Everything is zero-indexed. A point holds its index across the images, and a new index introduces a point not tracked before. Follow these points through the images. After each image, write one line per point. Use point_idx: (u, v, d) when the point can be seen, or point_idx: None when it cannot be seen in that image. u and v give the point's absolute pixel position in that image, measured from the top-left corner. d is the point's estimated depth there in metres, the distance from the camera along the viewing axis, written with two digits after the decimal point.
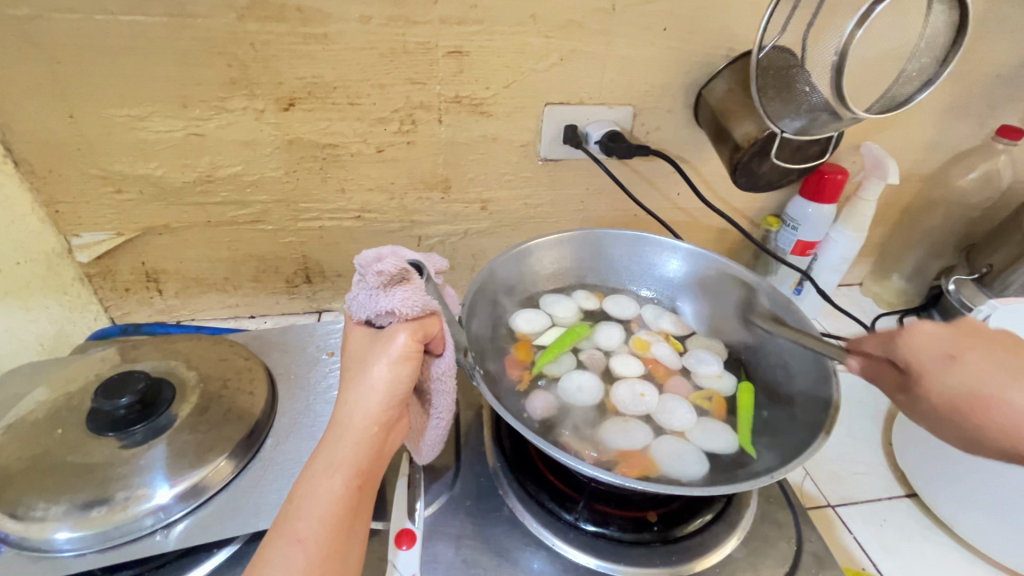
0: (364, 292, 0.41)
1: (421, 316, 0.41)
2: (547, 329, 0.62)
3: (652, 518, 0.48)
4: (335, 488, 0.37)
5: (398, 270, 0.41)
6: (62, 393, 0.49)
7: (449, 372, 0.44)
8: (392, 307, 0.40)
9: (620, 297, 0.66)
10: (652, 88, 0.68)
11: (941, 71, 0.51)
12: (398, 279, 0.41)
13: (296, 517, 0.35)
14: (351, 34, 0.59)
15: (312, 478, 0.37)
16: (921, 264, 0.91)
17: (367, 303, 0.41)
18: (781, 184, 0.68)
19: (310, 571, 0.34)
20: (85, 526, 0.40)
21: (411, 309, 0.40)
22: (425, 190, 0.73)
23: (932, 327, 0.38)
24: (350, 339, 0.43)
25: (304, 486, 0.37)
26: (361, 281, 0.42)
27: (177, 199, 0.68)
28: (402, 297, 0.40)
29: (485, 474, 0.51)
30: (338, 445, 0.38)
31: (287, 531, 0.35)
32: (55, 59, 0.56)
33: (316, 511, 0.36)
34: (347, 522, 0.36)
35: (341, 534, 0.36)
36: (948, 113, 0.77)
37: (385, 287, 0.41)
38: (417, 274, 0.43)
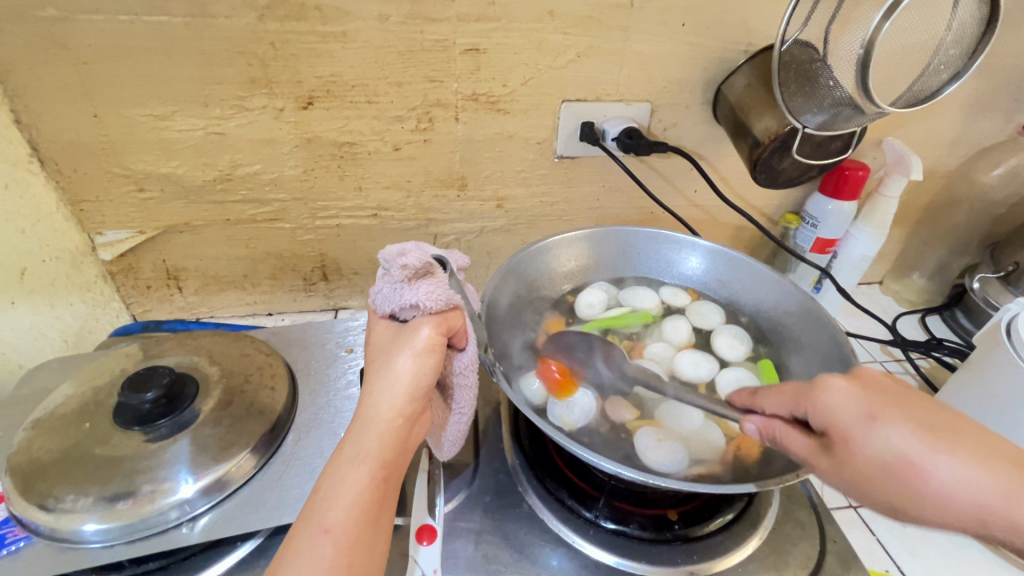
0: (389, 285, 0.42)
1: (445, 310, 0.41)
2: (605, 305, 0.63)
3: (672, 516, 0.47)
4: (361, 479, 0.37)
5: (422, 264, 0.41)
6: (88, 387, 0.49)
7: (470, 367, 0.44)
8: (416, 301, 0.40)
9: (713, 310, 0.63)
10: (670, 84, 0.68)
11: (969, 63, 0.50)
12: (423, 272, 0.41)
13: (323, 508, 0.35)
14: (369, 32, 0.59)
15: (338, 469, 0.37)
16: (943, 262, 0.89)
17: (392, 296, 0.42)
18: (800, 180, 0.68)
19: (338, 562, 0.34)
20: (112, 519, 0.41)
21: (434, 303, 0.40)
22: (441, 187, 0.73)
23: (842, 391, 0.37)
24: (374, 332, 0.43)
25: (330, 478, 0.37)
26: (385, 274, 0.42)
27: (197, 197, 0.69)
28: (426, 291, 0.40)
29: (503, 470, 0.51)
30: (363, 437, 0.38)
31: (314, 521, 0.35)
32: (80, 59, 0.57)
33: (343, 503, 0.36)
34: (373, 514, 0.36)
35: (368, 526, 0.36)
36: (973, 107, 0.75)
37: (410, 281, 0.41)
38: (441, 268, 0.43)
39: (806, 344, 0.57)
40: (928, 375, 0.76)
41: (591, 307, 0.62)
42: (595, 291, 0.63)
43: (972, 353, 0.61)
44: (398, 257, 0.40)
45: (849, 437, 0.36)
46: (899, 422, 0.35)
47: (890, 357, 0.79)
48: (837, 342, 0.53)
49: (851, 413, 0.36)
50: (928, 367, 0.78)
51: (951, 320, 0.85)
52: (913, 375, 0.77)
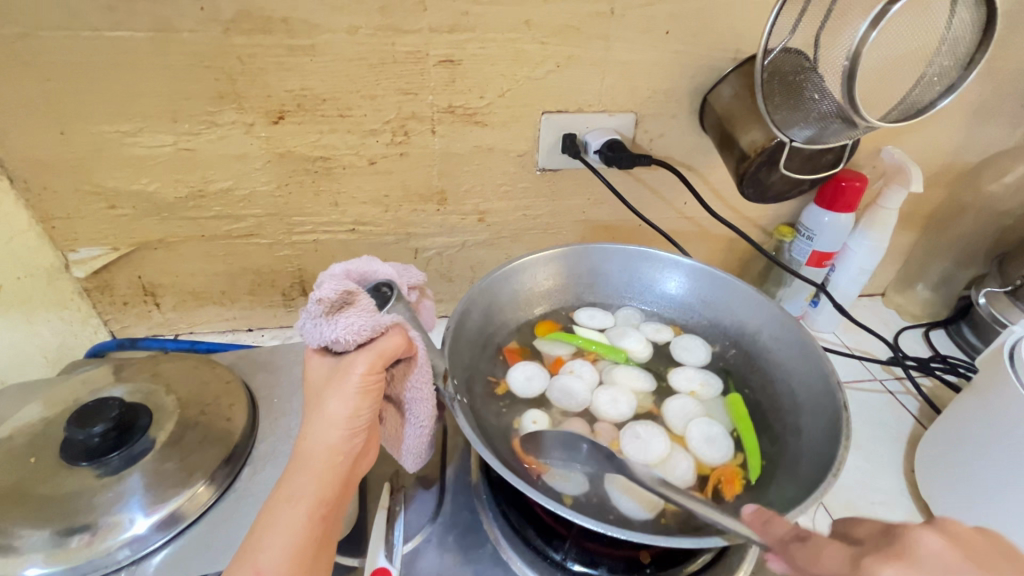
0: (309, 321, 0.39)
1: (375, 338, 0.39)
2: (606, 327, 0.62)
3: (645, 559, 0.44)
4: (299, 519, 0.35)
5: (338, 295, 0.38)
6: (43, 417, 0.48)
7: (421, 378, 0.42)
8: (336, 335, 0.38)
9: (696, 353, 0.60)
10: (655, 94, 0.65)
11: (964, 75, 0.47)
12: (340, 304, 0.39)
13: (257, 550, 0.33)
14: (338, 45, 0.57)
15: (273, 509, 0.35)
16: (948, 274, 0.85)
17: (315, 332, 0.39)
18: (791, 194, 0.65)
19: None
20: (57, 560, 0.39)
21: (359, 333, 0.38)
22: (420, 202, 0.71)
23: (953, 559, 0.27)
24: (310, 368, 0.41)
25: (265, 518, 0.35)
26: (307, 309, 0.40)
27: (170, 214, 0.68)
28: (345, 324, 0.38)
29: (468, 506, 0.49)
30: (300, 476, 0.36)
31: (247, 568, 0.32)
32: (43, 76, 0.56)
33: (279, 544, 0.33)
34: (311, 555, 0.34)
35: (305, 569, 0.34)
36: (977, 114, 0.71)
37: (327, 315, 0.38)
38: (365, 295, 0.40)
39: (792, 372, 0.54)
40: (929, 396, 0.73)
41: (592, 323, 0.62)
42: (604, 312, 0.63)
43: (976, 377, 0.57)
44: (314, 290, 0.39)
45: None
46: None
47: (890, 375, 0.76)
48: (824, 372, 0.50)
49: None
50: (930, 387, 0.75)
51: (956, 335, 0.81)
52: (914, 396, 0.73)
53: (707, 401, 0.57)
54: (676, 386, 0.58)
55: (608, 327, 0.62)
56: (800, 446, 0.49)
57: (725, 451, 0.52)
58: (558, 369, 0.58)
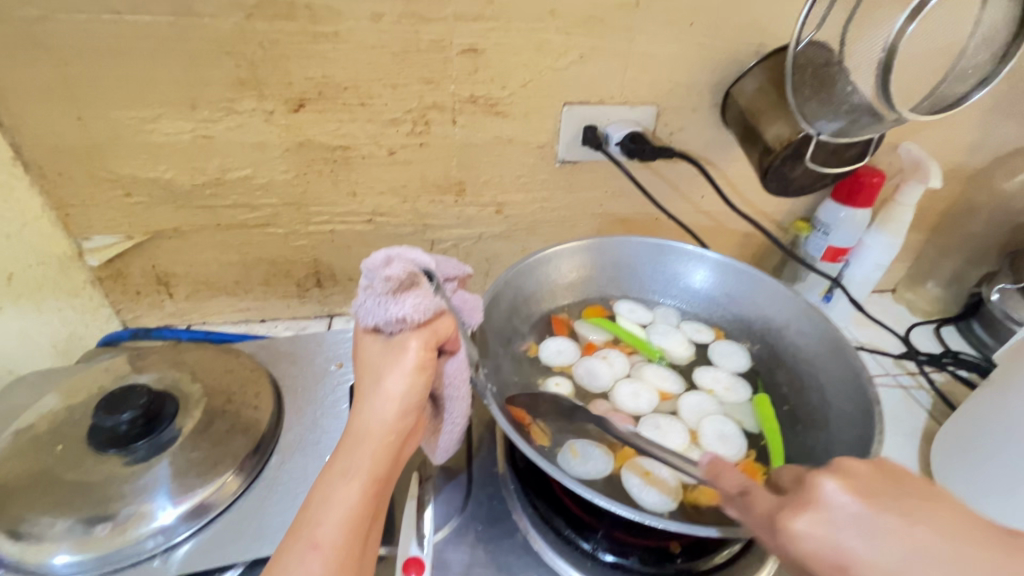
0: (371, 299, 0.38)
1: (432, 320, 0.39)
2: (647, 322, 0.63)
3: (675, 548, 0.44)
4: (353, 494, 0.35)
5: (405, 275, 0.38)
6: (66, 404, 0.48)
7: (459, 376, 0.42)
8: (403, 314, 0.38)
9: (733, 356, 0.60)
10: (677, 86, 0.65)
11: (998, 69, 0.48)
12: (407, 284, 0.39)
13: (314, 524, 0.34)
14: (361, 33, 0.57)
15: (328, 484, 0.35)
16: (960, 271, 0.86)
17: (376, 310, 0.38)
18: (813, 189, 0.65)
19: None
20: (85, 549, 0.39)
21: (422, 314, 0.38)
22: (438, 193, 0.71)
23: (863, 516, 0.30)
24: (360, 348, 0.40)
25: (319, 494, 0.35)
26: (366, 287, 0.39)
27: (186, 203, 0.67)
28: (414, 303, 0.38)
29: (496, 496, 0.49)
30: (356, 451, 0.36)
31: (303, 540, 0.33)
32: (62, 60, 0.55)
33: (335, 518, 0.34)
34: (363, 531, 0.35)
35: (358, 545, 0.34)
36: (994, 112, 0.72)
37: (394, 294, 0.38)
38: (424, 279, 0.40)
39: (819, 369, 0.55)
40: (943, 391, 0.73)
41: (632, 316, 0.63)
42: (644, 307, 0.64)
43: (993, 372, 0.58)
44: (379, 268, 0.38)
45: (818, 527, 0.32)
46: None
47: (903, 370, 0.76)
48: (854, 368, 0.51)
49: (829, 504, 0.32)
50: (943, 382, 0.75)
51: (967, 332, 0.82)
52: (928, 391, 0.74)
53: (730, 403, 0.57)
54: (699, 382, 0.58)
55: (649, 323, 0.63)
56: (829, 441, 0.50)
57: (738, 449, 0.52)
58: (592, 352, 0.60)
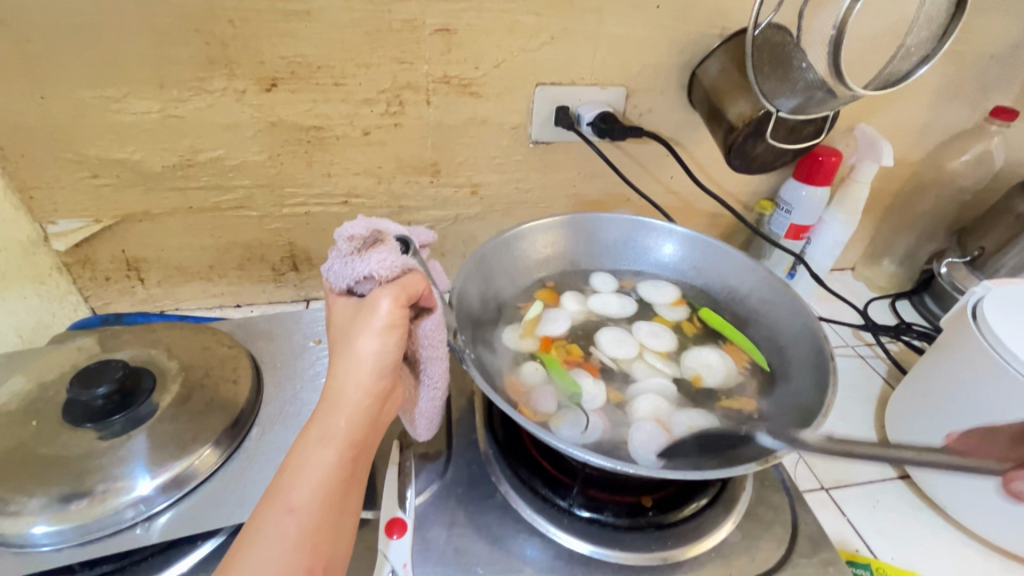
0: (339, 261, 0.41)
1: (401, 276, 0.40)
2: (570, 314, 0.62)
3: (647, 502, 0.47)
4: (329, 459, 0.36)
5: (369, 234, 0.41)
6: (38, 384, 0.47)
7: (436, 337, 0.43)
8: (369, 270, 0.40)
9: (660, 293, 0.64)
10: (645, 68, 0.67)
11: (939, 47, 0.51)
12: (371, 243, 0.41)
13: (287, 488, 0.34)
14: (334, 11, 0.57)
15: (304, 449, 0.36)
16: (912, 248, 0.91)
17: (344, 271, 0.41)
18: (775, 166, 0.68)
19: (302, 543, 0.33)
20: (64, 520, 0.39)
21: (388, 270, 0.40)
22: (414, 174, 0.71)
23: None
24: (335, 313, 0.42)
25: (295, 458, 0.36)
26: (335, 251, 0.42)
27: (156, 184, 0.66)
28: (377, 258, 0.40)
29: (476, 461, 0.50)
30: (331, 417, 0.37)
31: (278, 502, 0.34)
32: (22, 36, 0.54)
33: (310, 483, 0.34)
34: (340, 496, 0.35)
35: (335, 504, 0.35)
36: (941, 94, 0.76)
37: (359, 252, 0.41)
38: (391, 239, 0.43)
39: (780, 331, 0.58)
40: (897, 358, 0.78)
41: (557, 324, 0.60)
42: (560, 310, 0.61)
43: (940, 336, 0.62)
44: (345, 230, 0.41)
45: None
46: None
47: (861, 341, 0.81)
48: (811, 331, 0.54)
49: None
50: (897, 351, 0.80)
51: (920, 305, 0.87)
52: (883, 359, 0.78)
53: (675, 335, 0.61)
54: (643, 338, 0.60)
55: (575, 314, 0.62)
56: (792, 382, 0.54)
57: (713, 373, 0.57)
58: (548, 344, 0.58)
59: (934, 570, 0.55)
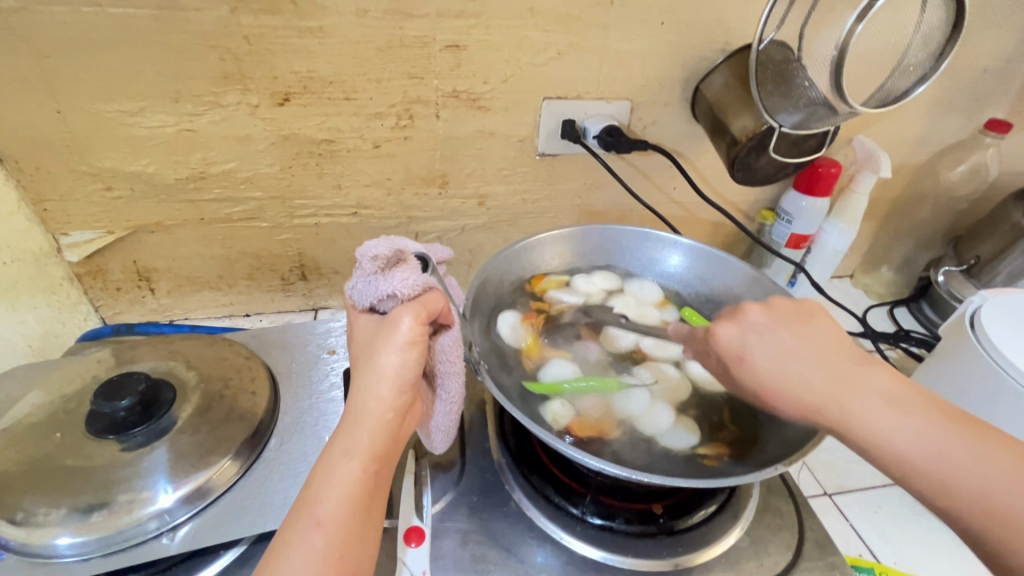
0: (362, 279, 0.42)
1: (422, 294, 0.41)
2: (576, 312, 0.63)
3: (657, 509, 0.48)
4: (353, 473, 0.37)
5: (391, 254, 0.42)
6: (59, 395, 0.48)
7: (453, 352, 0.44)
8: (391, 289, 0.41)
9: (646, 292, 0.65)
10: (649, 82, 0.68)
11: (935, 67, 0.53)
12: (394, 262, 0.42)
13: (315, 502, 0.35)
14: (347, 28, 0.58)
15: (329, 463, 0.37)
16: (909, 255, 0.92)
17: (368, 289, 0.42)
18: (777, 178, 0.69)
19: (329, 555, 0.34)
20: (88, 531, 0.39)
21: (410, 288, 0.41)
22: (422, 185, 0.72)
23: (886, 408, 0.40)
24: (356, 328, 0.43)
25: (321, 472, 0.37)
26: (358, 270, 0.43)
27: (169, 196, 0.67)
28: (400, 277, 0.41)
29: (489, 469, 0.51)
30: (355, 431, 0.38)
31: (306, 515, 0.35)
32: (40, 52, 0.55)
33: (335, 496, 0.36)
34: (364, 508, 0.36)
35: (361, 516, 0.36)
36: (937, 106, 0.78)
37: (383, 271, 0.42)
38: (411, 258, 0.44)
39: None
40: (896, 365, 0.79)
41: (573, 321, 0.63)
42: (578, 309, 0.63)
43: (938, 344, 0.63)
44: (367, 250, 0.42)
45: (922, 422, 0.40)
46: (762, 343, 0.44)
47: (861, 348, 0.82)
48: None
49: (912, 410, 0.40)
50: (897, 358, 0.81)
51: (917, 312, 0.88)
52: None
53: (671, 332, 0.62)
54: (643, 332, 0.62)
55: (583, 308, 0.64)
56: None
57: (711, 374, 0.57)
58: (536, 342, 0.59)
59: (936, 574, 0.56)
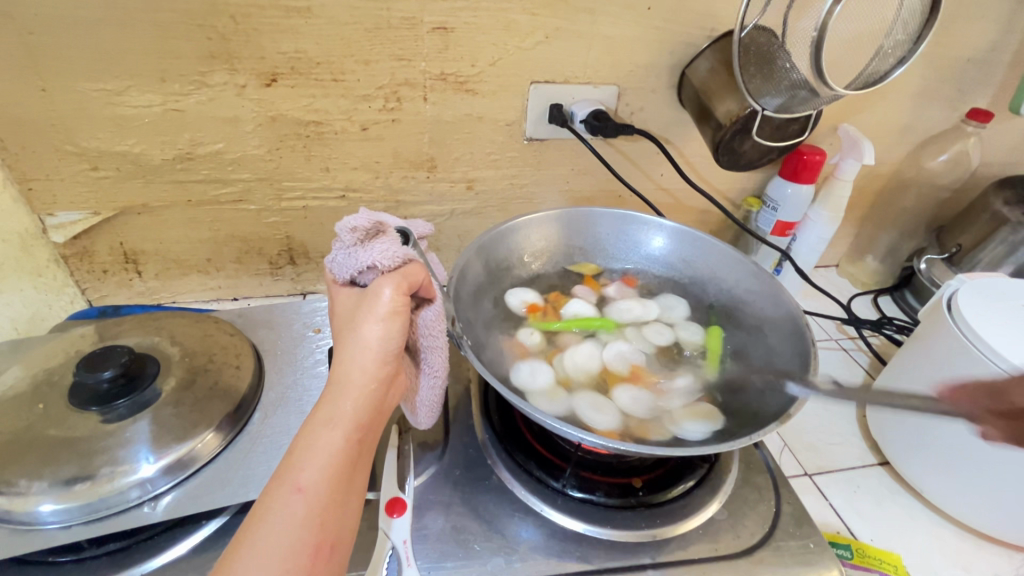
0: (342, 252, 0.43)
1: (402, 266, 0.42)
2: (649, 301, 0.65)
3: (636, 483, 0.49)
4: (335, 441, 0.37)
5: (370, 225, 0.43)
6: (42, 369, 0.48)
7: (435, 327, 0.44)
8: (371, 260, 0.41)
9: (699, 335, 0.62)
10: (636, 68, 0.69)
11: (914, 49, 0.54)
12: (373, 234, 0.43)
13: (296, 469, 0.36)
14: (334, 8, 0.58)
15: (311, 432, 0.37)
16: (893, 245, 0.94)
17: (347, 262, 0.43)
18: (761, 163, 0.70)
19: (310, 521, 0.34)
20: (69, 500, 0.40)
21: (389, 260, 0.41)
22: (410, 169, 0.73)
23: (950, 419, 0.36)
24: (339, 302, 0.43)
25: (304, 440, 0.37)
26: (338, 243, 0.44)
27: (156, 177, 0.67)
28: (380, 249, 0.41)
29: (473, 445, 0.52)
30: (338, 401, 0.38)
31: (287, 482, 0.35)
32: (25, 29, 0.54)
33: (317, 465, 0.36)
34: (347, 475, 0.37)
35: (343, 484, 0.36)
36: (920, 96, 0.79)
37: (361, 243, 0.42)
38: (392, 231, 0.44)
39: (766, 319, 0.60)
40: (878, 351, 0.80)
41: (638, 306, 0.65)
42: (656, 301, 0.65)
43: (917, 327, 0.64)
44: (347, 222, 0.43)
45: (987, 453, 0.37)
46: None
47: (844, 335, 0.83)
48: (794, 318, 0.56)
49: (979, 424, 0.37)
50: (879, 344, 0.82)
51: (901, 300, 0.90)
52: (865, 352, 0.81)
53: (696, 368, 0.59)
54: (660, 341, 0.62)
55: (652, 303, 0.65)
56: (772, 362, 0.57)
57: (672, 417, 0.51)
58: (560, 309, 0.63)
59: (911, 550, 0.57)
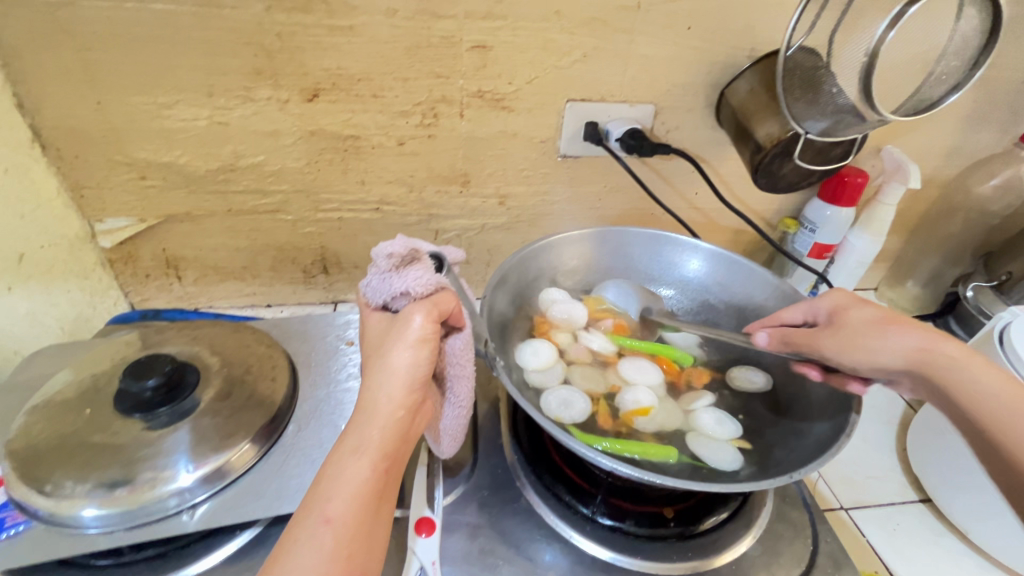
0: (377, 276, 0.43)
1: (434, 293, 0.43)
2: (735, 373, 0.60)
3: (668, 513, 0.48)
4: (362, 469, 0.37)
5: (406, 252, 0.44)
6: (89, 374, 0.50)
7: (463, 355, 0.45)
8: (405, 286, 0.42)
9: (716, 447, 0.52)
10: (673, 87, 0.68)
11: (970, 75, 0.52)
12: (409, 261, 0.43)
13: (324, 498, 0.36)
14: (376, 27, 0.60)
15: (339, 460, 0.37)
16: (937, 270, 0.90)
17: (382, 286, 0.43)
18: (801, 186, 0.69)
19: (338, 552, 0.34)
20: (111, 505, 0.41)
21: (423, 287, 0.42)
22: (443, 183, 0.73)
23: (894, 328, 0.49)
24: (369, 328, 0.44)
25: (332, 467, 0.37)
26: (374, 267, 0.44)
27: (199, 187, 0.69)
28: (414, 275, 0.42)
29: (501, 465, 0.52)
30: (365, 429, 0.39)
31: (316, 510, 0.35)
32: (84, 45, 0.57)
33: (344, 494, 0.36)
34: (374, 504, 0.37)
35: (371, 513, 0.36)
36: (970, 117, 0.76)
37: (396, 269, 0.43)
38: (427, 258, 0.45)
39: None
40: None
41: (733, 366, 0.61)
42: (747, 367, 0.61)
43: None
44: (383, 248, 0.43)
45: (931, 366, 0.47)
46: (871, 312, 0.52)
47: None
48: None
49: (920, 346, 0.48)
50: None
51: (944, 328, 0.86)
52: None
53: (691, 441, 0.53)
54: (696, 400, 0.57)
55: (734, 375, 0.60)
56: (810, 394, 0.56)
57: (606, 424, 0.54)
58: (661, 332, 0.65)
59: None
